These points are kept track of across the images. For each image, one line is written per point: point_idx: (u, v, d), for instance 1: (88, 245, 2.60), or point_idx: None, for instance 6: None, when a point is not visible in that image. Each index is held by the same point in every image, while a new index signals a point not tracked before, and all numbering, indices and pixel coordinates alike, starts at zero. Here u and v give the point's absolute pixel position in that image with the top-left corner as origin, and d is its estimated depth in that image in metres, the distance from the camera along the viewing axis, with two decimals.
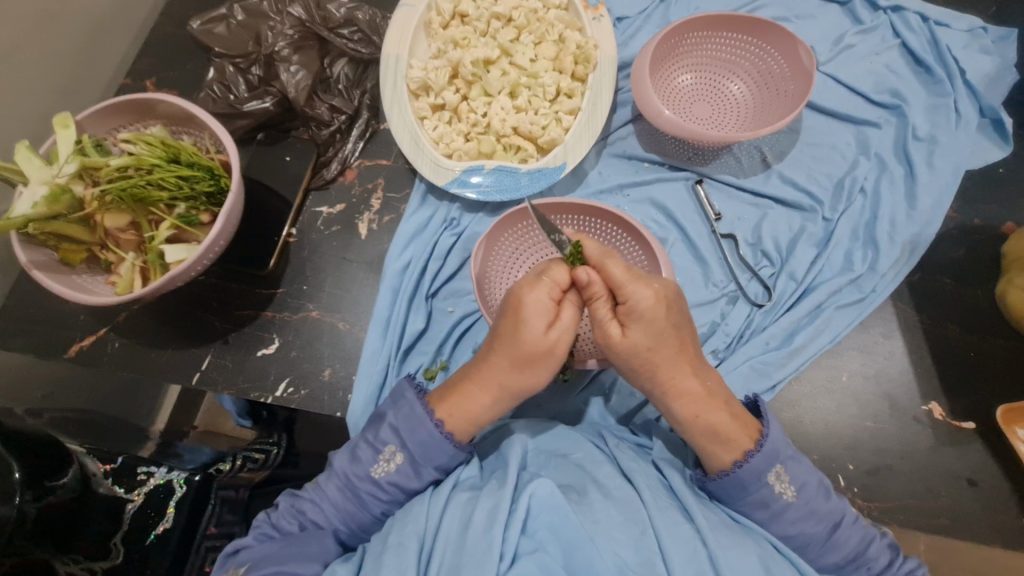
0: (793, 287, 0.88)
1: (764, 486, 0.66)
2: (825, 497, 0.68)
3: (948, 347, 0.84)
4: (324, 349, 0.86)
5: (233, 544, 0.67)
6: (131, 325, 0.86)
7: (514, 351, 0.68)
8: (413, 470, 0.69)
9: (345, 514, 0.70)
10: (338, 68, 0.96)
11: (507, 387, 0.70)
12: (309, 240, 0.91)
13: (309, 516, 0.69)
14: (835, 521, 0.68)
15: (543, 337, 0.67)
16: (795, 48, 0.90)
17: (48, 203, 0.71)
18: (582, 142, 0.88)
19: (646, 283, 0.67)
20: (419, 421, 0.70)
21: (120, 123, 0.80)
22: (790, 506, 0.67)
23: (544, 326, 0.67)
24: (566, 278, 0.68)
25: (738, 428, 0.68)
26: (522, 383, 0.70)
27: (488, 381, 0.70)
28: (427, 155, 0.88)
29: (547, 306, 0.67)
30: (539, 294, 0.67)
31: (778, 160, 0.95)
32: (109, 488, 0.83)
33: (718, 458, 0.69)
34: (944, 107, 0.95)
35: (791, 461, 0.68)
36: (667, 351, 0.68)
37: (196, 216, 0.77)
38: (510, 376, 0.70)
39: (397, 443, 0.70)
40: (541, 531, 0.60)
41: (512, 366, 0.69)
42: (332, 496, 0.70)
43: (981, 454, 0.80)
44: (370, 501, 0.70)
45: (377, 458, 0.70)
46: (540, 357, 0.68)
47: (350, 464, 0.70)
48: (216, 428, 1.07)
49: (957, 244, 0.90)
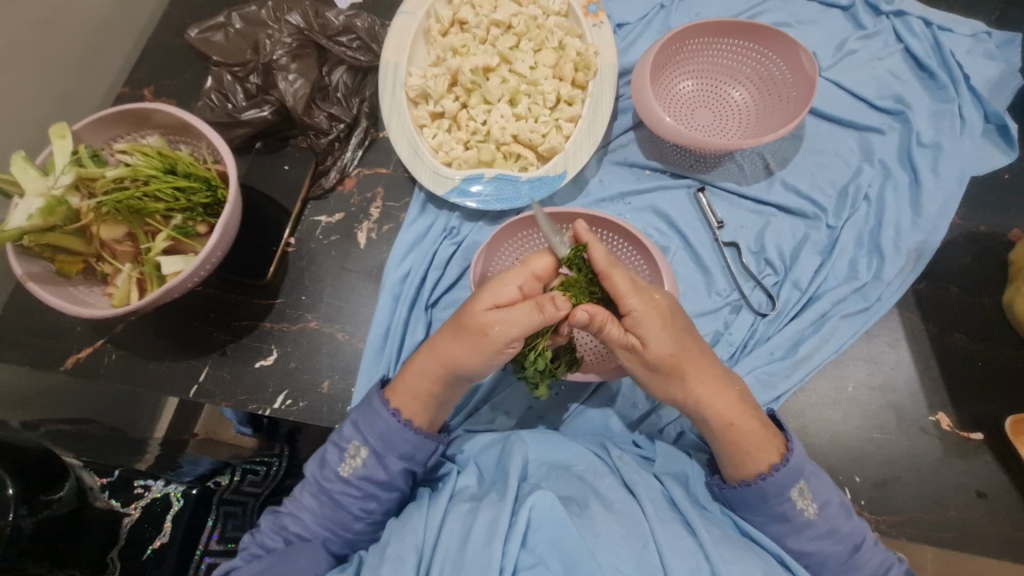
0: (797, 296, 0.87)
1: (786, 500, 0.66)
2: (847, 515, 0.67)
3: (955, 356, 0.83)
4: (323, 361, 0.85)
5: (223, 567, 0.67)
6: (129, 337, 0.86)
7: (456, 323, 0.69)
8: (378, 462, 0.69)
9: (325, 519, 0.69)
10: (337, 76, 0.95)
11: (446, 362, 0.69)
12: (308, 250, 0.90)
13: (292, 528, 0.68)
14: (857, 542, 0.66)
15: (484, 310, 0.66)
16: (797, 54, 0.89)
17: (43, 215, 0.70)
18: (582, 150, 0.87)
19: (647, 295, 0.67)
20: (375, 414, 0.70)
21: (117, 133, 0.79)
22: (811, 524, 0.65)
23: (489, 303, 0.66)
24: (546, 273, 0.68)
25: (766, 436, 0.67)
26: (465, 361, 0.68)
27: (434, 362, 0.70)
28: (426, 164, 0.87)
29: (509, 289, 0.67)
30: (508, 286, 0.67)
31: (781, 167, 0.94)
32: (106, 502, 0.82)
33: (742, 468, 0.68)
34: (947, 112, 0.94)
35: (815, 478, 0.67)
36: (689, 353, 0.68)
37: (192, 228, 0.76)
38: (444, 348, 0.70)
39: (360, 438, 0.70)
40: (542, 545, 0.59)
41: (453, 342, 0.69)
42: (309, 505, 0.69)
43: (990, 465, 0.78)
44: (344, 501, 0.69)
45: (343, 457, 0.70)
46: (472, 329, 0.67)
47: (320, 471, 0.71)
48: (217, 435, 1.01)
49: (962, 251, 0.89)
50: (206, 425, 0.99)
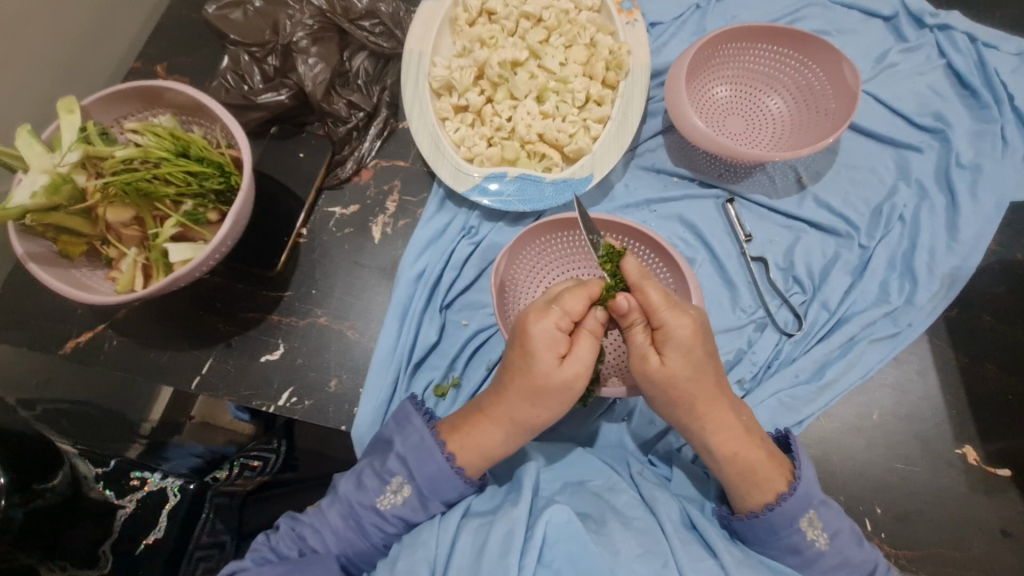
0: (825, 317, 0.84)
1: (795, 532, 0.63)
2: (859, 544, 0.65)
3: (985, 387, 0.80)
4: (332, 358, 0.82)
5: (231, 565, 0.64)
6: (130, 322, 0.83)
7: (524, 385, 0.64)
8: (419, 503, 0.66)
9: (344, 542, 0.66)
10: (357, 62, 0.92)
11: (516, 419, 0.66)
12: (320, 242, 0.87)
13: (309, 541, 0.66)
14: (868, 572, 0.64)
15: (556, 369, 0.63)
16: (839, 64, 0.85)
17: (48, 193, 0.66)
18: (610, 154, 0.84)
19: (683, 311, 0.63)
20: (429, 454, 0.66)
21: (127, 111, 0.76)
22: (823, 555, 0.63)
23: (554, 358, 0.63)
24: (580, 309, 0.63)
25: (771, 466, 0.64)
26: (534, 416, 0.65)
27: (501, 416, 0.66)
28: (447, 159, 0.84)
29: (555, 336, 0.63)
30: (555, 315, 0.62)
31: (814, 181, 0.91)
32: (100, 492, 0.80)
33: (749, 498, 0.64)
34: (990, 133, 0.91)
35: (824, 508, 0.64)
36: (707, 384, 0.64)
37: (203, 215, 0.73)
38: (521, 411, 0.65)
39: (405, 474, 0.66)
40: (558, 561, 0.55)
41: (524, 401, 0.65)
42: (334, 524, 0.66)
43: (1016, 503, 0.76)
44: (372, 531, 0.66)
45: (383, 489, 0.66)
46: (552, 391, 0.64)
47: (355, 491, 0.67)
48: (214, 420, 0.94)
49: (997, 279, 0.86)
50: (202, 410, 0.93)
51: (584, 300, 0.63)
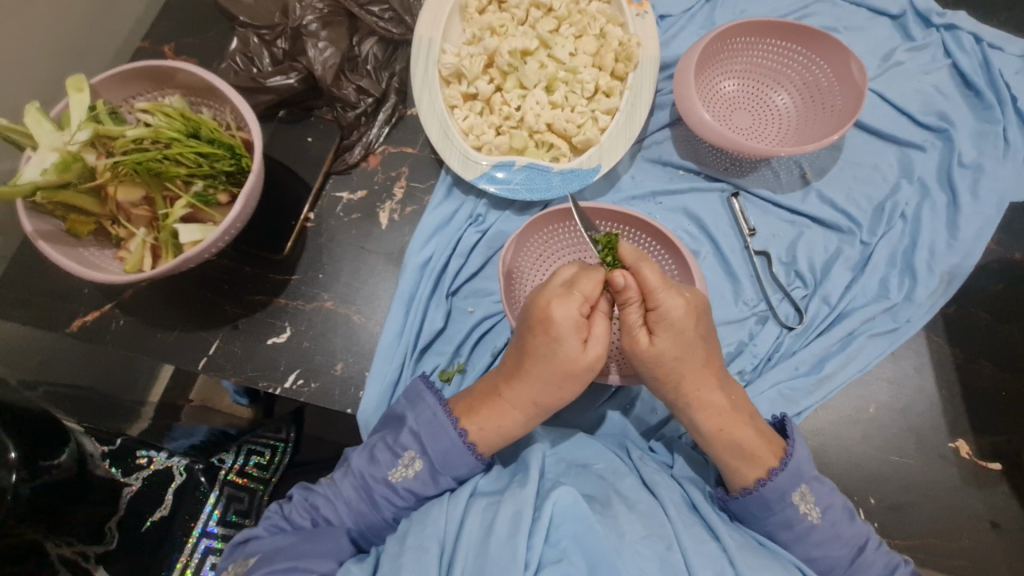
0: (826, 311, 0.85)
1: (789, 506, 0.64)
2: (850, 520, 0.66)
3: (979, 383, 0.82)
4: (338, 342, 0.83)
5: (243, 534, 0.66)
6: (136, 303, 0.83)
7: (551, 371, 0.65)
8: (429, 478, 0.67)
9: (357, 515, 0.67)
10: (366, 47, 0.91)
11: (539, 403, 0.68)
12: (327, 227, 0.87)
13: (323, 511, 0.67)
14: (859, 544, 0.65)
15: (582, 353, 0.64)
16: (846, 61, 0.86)
17: (59, 171, 0.67)
18: (617, 146, 0.85)
19: (678, 293, 0.64)
20: (441, 429, 0.67)
21: (137, 90, 0.76)
22: (814, 529, 0.64)
23: (580, 342, 0.64)
24: (598, 293, 0.64)
25: (759, 443, 0.66)
26: (555, 398, 0.67)
27: (521, 400, 0.67)
28: (456, 147, 0.85)
29: (578, 320, 0.63)
30: (575, 301, 0.63)
31: (818, 177, 0.92)
32: (106, 470, 0.88)
33: (741, 476, 0.66)
34: (992, 133, 0.92)
35: (816, 483, 0.65)
36: (695, 363, 0.65)
37: (214, 196, 0.73)
38: (544, 394, 0.67)
39: (417, 449, 0.67)
40: (565, 541, 0.57)
41: (549, 385, 0.66)
42: (346, 495, 0.67)
43: (1005, 496, 0.78)
44: (383, 504, 0.67)
45: (395, 462, 0.67)
46: (580, 374, 0.65)
47: (367, 466, 0.68)
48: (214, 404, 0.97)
49: (995, 278, 0.87)
50: (202, 393, 0.96)
51: (599, 284, 0.64)
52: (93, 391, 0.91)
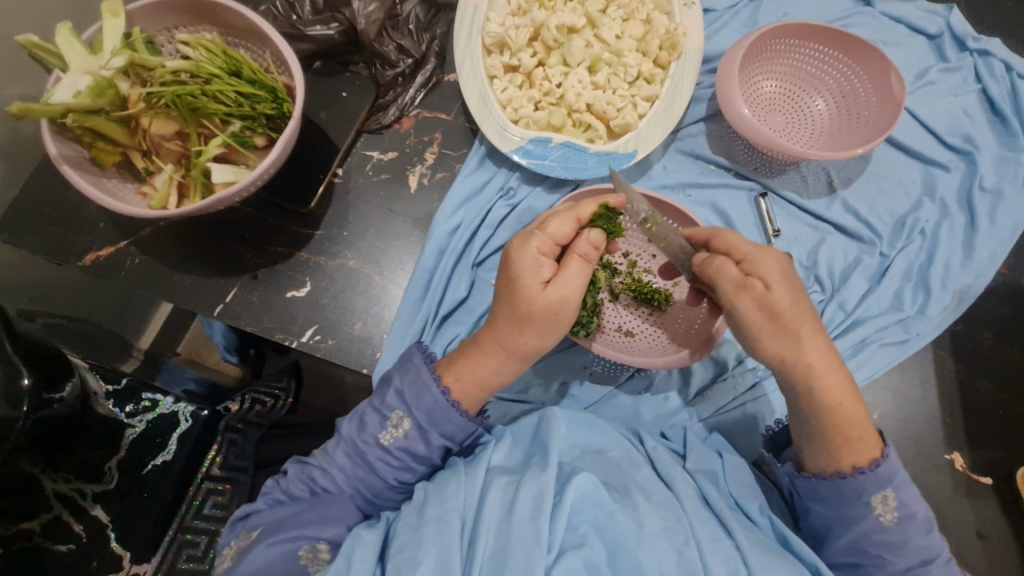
0: (841, 317, 0.87)
1: (863, 505, 0.63)
2: (927, 532, 0.63)
3: (980, 401, 0.85)
4: (358, 302, 0.82)
5: (243, 510, 0.66)
6: (153, 243, 0.81)
7: (509, 313, 0.66)
8: (419, 436, 0.66)
9: (356, 480, 0.67)
10: (409, 7, 0.89)
11: (506, 346, 0.67)
12: (354, 185, 0.86)
13: (320, 481, 0.66)
14: (924, 558, 0.63)
15: (541, 293, 0.65)
16: (886, 74, 0.87)
17: (92, 95, 0.65)
18: (656, 132, 0.85)
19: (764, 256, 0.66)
20: (424, 387, 0.67)
21: (174, 23, 0.73)
22: (850, 539, 0.64)
23: (540, 284, 0.65)
24: (565, 234, 0.67)
25: (867, 434, 0.64)
26: (526, 344, 0.67)
27: (492, 342, 0.68)
28: (494, 117, 0.84)
29: (538, 257, 0.65)
30: (529, 245, 0.66)
31: (844, 186, 0.93)
32: (109, 408, 0.86)
33: (838, 461, 0.64)
34: (1014, 161, 0.94)
35: (905, 489, 0.63)
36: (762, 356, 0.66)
37: (251, 139, 0.71)
38: (507, 336, 0.67)
39: (404, 408, 0.67)
40: (584, 526, 0.58)
41: (511, 326, 0.66)
42: (341, 463, 0.67)
43: (993, 509, 0.81)
44: (379, 467, 0.67)
45: (384, 424, 0.67)
46: (538, 317, 0.65)
47: (357, 432, 0.67)
48: (202, 357, 1.05)
49: (1003, 301, 0.90)
50: (189, 345, 1.05)
51: (567, 225, 0.67)
52: (87, 322, 0.91)
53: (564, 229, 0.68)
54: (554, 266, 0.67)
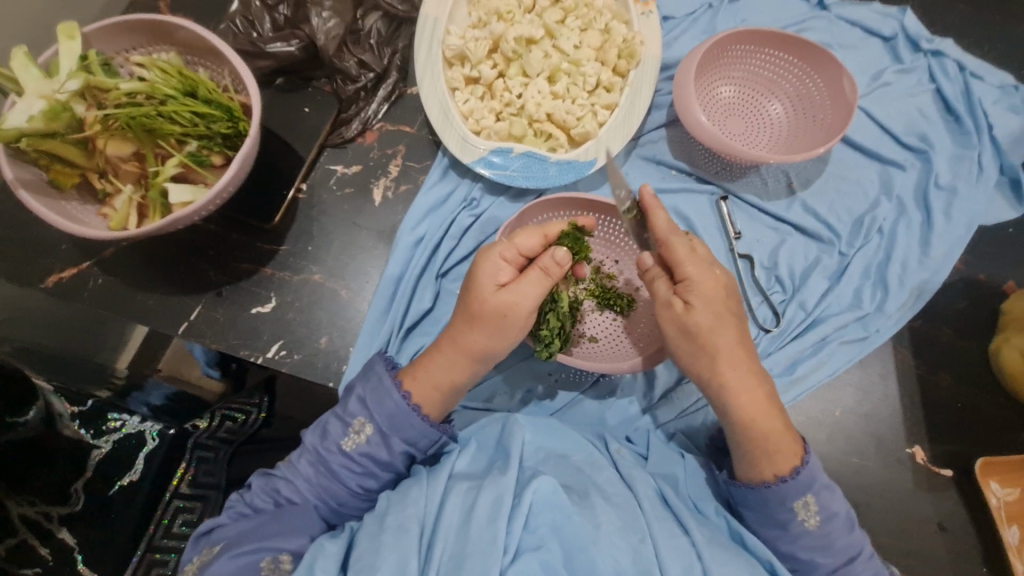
0: (802, 316, 0.88)
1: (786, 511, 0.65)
2: (849, 530, 0.66)
3: (938, 395, 0.86)
4: (323, 316, 0.83)
5: (207, 524, 0.65)
6: (117, 262, 0.84)
7: (464, 311, 0.69)
8: (381, 441, 0.67)
9: (320, 489, 0.68)
10: (370, 21, 0.90)
11: (467, 350, 0.69)
12: (318, 200, 0.87)
13: (284, 492, 0.67)
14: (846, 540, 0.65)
15: (492, 294, 0.67)
16: (839, 77, 0.89)
17: (46, 119, 0.65)
18: (616, 141, 0.86)
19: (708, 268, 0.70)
20: (387, 394, 0.67)
21: (130, 44, 0.74)
22: (806, 534, 0.65)
23: (493, 284, 0.67)
24: (531, 246, 0.69)
25: (786, 440, 0.66)
26: (486, 347, 0.68)
27: (449, 343, 0.70)
28: (455, 129, 0.85)
29: (498, 267, 0.68)
30: (493, 258, 0.68)
31: (803, 188, 0.95)
32: (75, 430, 0.84)
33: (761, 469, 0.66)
34: (968, 158, 0.95)
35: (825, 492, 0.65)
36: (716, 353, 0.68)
37: (207, 158, 0.72)
38: (463, 332, 0.69)
39: (366, 415, 0.67)
40: (542, 529, 0.58)
41: (466, 326, 0.68)
42: (305, 473, 0.67)
43: (954, 501, 0.82)
44: (343, 474, 0.67)
45: (346, 432, 0.67)
46: (489, 316, 0.67)
47: (321, 440, 0.68)
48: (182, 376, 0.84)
49: (959, 296, 0.92)
50: (171, 361, 0.83)
51: (535, 239, 0.70)
52: (55, 347, 0.83)
53: (532, 242, 0.70)
54: (515, 273, 0.69)
